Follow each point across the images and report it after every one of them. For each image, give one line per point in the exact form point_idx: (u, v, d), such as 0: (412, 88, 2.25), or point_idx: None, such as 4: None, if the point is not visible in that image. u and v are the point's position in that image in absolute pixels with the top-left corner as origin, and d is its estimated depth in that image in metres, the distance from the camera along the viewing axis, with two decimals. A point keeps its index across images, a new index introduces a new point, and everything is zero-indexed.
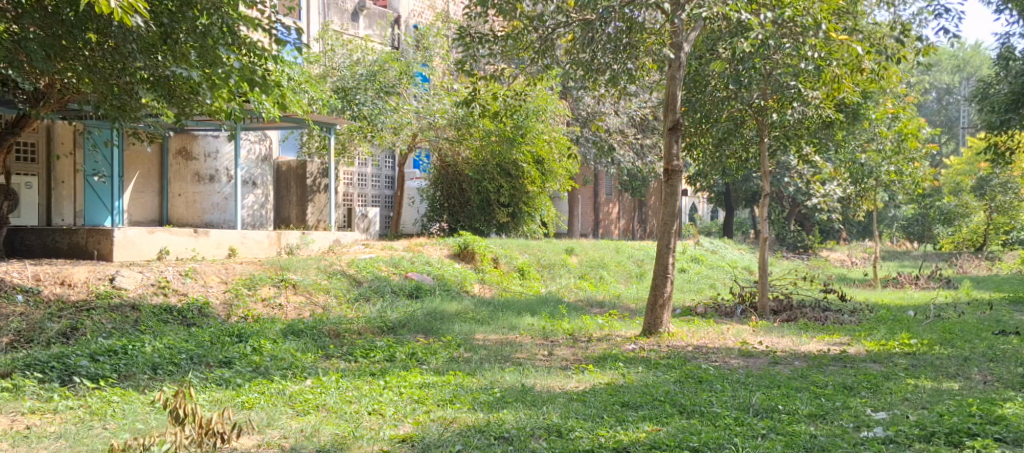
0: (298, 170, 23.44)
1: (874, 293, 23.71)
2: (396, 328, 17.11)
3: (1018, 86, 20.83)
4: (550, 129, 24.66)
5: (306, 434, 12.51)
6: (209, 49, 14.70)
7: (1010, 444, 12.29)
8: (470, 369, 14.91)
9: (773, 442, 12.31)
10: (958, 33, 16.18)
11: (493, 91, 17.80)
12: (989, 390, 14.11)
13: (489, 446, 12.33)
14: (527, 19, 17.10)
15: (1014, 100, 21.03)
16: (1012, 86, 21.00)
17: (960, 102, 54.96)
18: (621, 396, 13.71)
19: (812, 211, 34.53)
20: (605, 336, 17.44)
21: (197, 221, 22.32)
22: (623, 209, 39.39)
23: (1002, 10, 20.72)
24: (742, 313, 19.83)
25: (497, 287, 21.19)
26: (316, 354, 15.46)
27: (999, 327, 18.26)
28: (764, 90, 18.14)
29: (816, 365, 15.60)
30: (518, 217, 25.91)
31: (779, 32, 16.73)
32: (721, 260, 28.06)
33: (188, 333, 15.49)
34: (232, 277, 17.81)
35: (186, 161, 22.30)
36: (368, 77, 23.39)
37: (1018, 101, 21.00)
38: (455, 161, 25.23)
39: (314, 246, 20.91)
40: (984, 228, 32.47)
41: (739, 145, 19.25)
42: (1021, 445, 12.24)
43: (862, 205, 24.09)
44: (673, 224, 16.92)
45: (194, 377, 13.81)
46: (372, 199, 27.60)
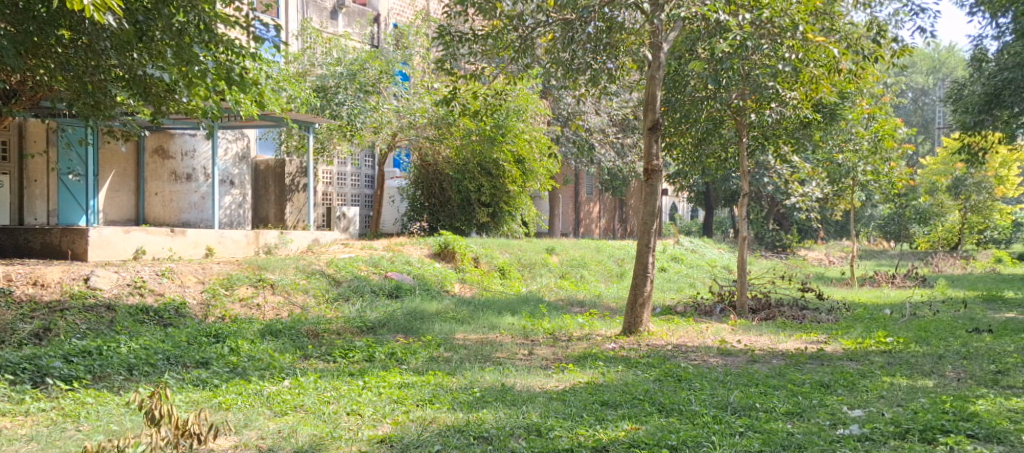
0: (277, 169, 23.35)
1: (851, 292, 23.80)
2: (375, 328, 17.09)
3: (991, 88, 20.86)
4: (531, 128, 24.61)
5: (283, 435, 12.48)
6: (186, 47, 14.53)
7: (982, 440, 12.39)
8: (449, 369, 14.87)
9: (750, 440, 12.35)
10: (933, 33, 16.27)
11: (473, 90, 17.78)
12: (962, 387, 14.20)
13: (468, 446, 12.33)
14: (507, 18, 17.07)
15: (987, 101, 21.07)
16: (986, 87, 21.00)
17: (936, 102, 55.36)
18: (601, 395, 13.71)
19: (790, 211, 34.65)
20: (584, 336, 17.42)
21: (174, 220, 22.26)
22: (603, 209, 39.44)
23: (975, 12, 21.00)
24: (721, 312, 19.85)
25: (478, 287, 21.19)
26: (294, 354, 15.42)
27: (974, 325, 18.34)
28: (743, 90, 18.18)
29: (794, 363, 15.64)
30: (498, 217, 25.98)
31: (756, 32, 16.82)
32: (701, 259, 28.11)
33: (165, 333, 15.44)
34: (209, 276, 17.72)
35: (163, 159, 22.16)
36: (348, 76, 23.40)
37: (992, 102, 21.03)
38: (435, 159, 24.96)
39: (293, 246, 20.81)
40: (960, 228, 32.64)
41: (718, 144, 19.28)
42: (993, 442, 12.34)
43: (839, 204, 24.17)
44: (653, 224, 16.92)
45: (170, 378, 13.75)
46: (351, 198, 27.57)
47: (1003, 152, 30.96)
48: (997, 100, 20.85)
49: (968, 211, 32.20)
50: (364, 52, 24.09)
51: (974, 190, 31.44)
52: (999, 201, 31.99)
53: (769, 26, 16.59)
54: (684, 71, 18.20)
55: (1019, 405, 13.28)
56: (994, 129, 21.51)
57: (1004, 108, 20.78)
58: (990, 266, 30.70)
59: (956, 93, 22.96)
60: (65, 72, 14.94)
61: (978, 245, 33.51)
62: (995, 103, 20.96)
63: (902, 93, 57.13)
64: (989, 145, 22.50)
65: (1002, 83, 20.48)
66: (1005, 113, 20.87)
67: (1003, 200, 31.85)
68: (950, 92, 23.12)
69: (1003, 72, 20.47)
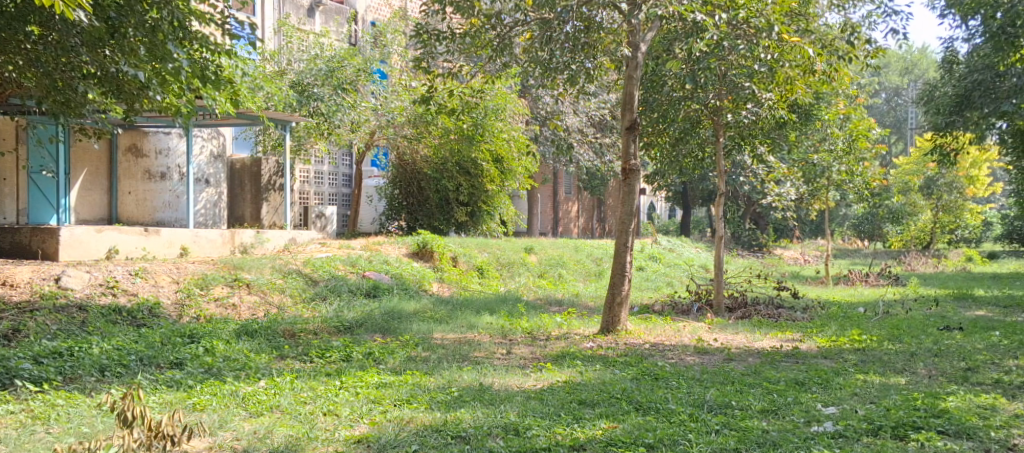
0: (252, 166, 23.21)
1: (825, 290, 23.84)
2: (353, 327, 16.99)
3: (962, 88, 20.96)
4: (510, 127, 24.58)
5: (259, 435, 12.39)
6: (159, 44, 14.39)
7: (953, 436, 12.45)
8: (427, 369, 14.79)
9: (726, 438, 12.33)
10: (906, 35, 16.43)
11: (451, 89, 17.67)
12: (934, 384, 14.24)
13: (446, 445, 12.26)
14: (485, 17, 16.99)
15: (958, 103, 21.25)
16: (958, 88, 21.09)
17: (908, 103, 56.08)
18: (578, 394, 13.65)
19: (766, 210, 34.74)
20: (563, 335, 17.39)
21: (149, 219, 22.04)
22: (582, 208, 39.46)
23: (945, 15, 21.22)
24: (698, 311, 19.80)
25: (456, 286, 21.12)
26: (270, 354, 15.33)
27: (945, 323, 18.42)
28: (720, 90, 18.19)
29: (769, 361, 15.62)
30: (476, 216, 25.80)
31: (733, 33, 16.85)
32: (679, 258, 28.11)
33: (139, 333, 15.30)
34: (184, 276, 17.55)
35: (137, 157, 21.92)
36: (326, 73, 23.38)
37: (962, 104, 21.13)
38: (414, 159, 24.88)
39: (269, 245, 20.67)
40: (933, 227, 32.77)
41: (696, 144, 19.19)
42: (963, 438, 12.40)
43: (815, 204, 24.20)
44: (631, 224, 16.86)
45: (143, 379, 13.62)
46: (329, 197, 27.43)
47: (974, 152, 31.22)
48: (968, 102, 20.88)
49: (939, 211, 32.26)
50: (342, 49, 23.99)
51: (945, 190, 31.59)
52: (970, 201, 32.18)
53: (745, 25, 16.67)
54: (662, 71, 18.14)
55: (989, 401, 13.34)
56: (964, 130, 21.62)
57: (974, 109, 20.76)
58: (962, 265, 30.87)
59: (927, 95, 23.08)
60: (34, 68, 14.77)
61: (949, 245, 33.67)
62: (966, 104, 21.15)
63: (876, 93, 57.70)
64: (960, 146, 22.57)
65: (972, 84, 20.70)
66: (975, 114, 20.82)
67: (974, 200, 32.05)
68: (923, 94, 23.24)
69: (973, 74, 20.83)
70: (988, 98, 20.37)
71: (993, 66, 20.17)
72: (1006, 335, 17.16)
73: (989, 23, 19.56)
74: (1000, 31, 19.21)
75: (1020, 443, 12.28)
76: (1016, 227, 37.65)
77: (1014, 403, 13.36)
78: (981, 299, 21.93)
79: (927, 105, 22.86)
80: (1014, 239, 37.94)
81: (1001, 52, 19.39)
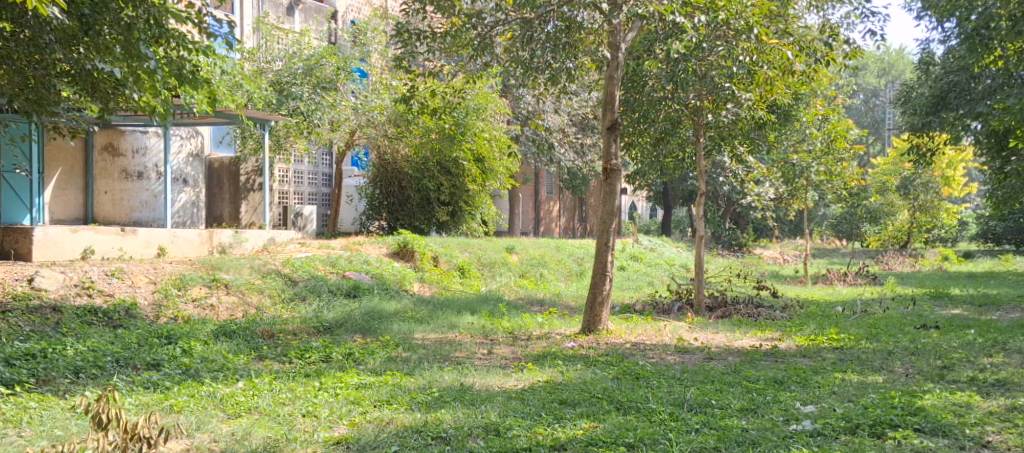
0: (232, 165, 23.18)
1: (805, 289, 23.80)
2: (333, 328, 16.87)
3: (937, 90, 21.25)
4: (491, 127, 24.47)
5: (236, 437, 12.28)
6: (134, 43, 14.18)
7: (929, 434, 12.42)
8: (408, 369, 14.70)
9: (705, 437, 12.27)
10: (883, 36, 16.60)
11: (432, 88, 17.56)
12: (910, 382, 14.22)
13: (426, 446, 12.17)
14: (465, 16, 16.81)
15: (935, 104, 21.36)
16: (933, 90, 21.34)
17: (886, 104, 56.44)
18: (560, 394, 13.57)
19: (746, 210, 34.78)
20: (545, 334, 17.32)
21: (125, 219, 21.67)
22: (564, 207, 39.43)
23: (922, 16, 21.30)
24: (679, 310, 19.75)
25: (437, 286, 21.02)
26: (249, 355, 15.21)
27: (922, 322, 18.43)
28: (700, 91, 18.14)
29: (748, 360, 15.59)
30: (457, 216, 25.63)
31: (713, 34, 16.80)
32: (660, 258, 28.08)
33: (115, 334, 15.14)
34: (161, 276, 17.40)
35: (113, 156, 21.59)
36: (305, 72, 23.32)
37: (938, 105, 21.35)
38: (395, 158, 24.76)
39: (247, 245, 20.47)
40: (910, 226, 32.83)
41: (676, 144, 19.15)
42: (939, 435, 12.38)
43: (794, 204, 24.21)
44: (612, 223, 16.81)
45: (119, 381, 13.50)
46: (309, 196, 27.27)
47: (951, 152, 31.19)
48: (943, 103, 21.17)
49: (916, 211, 32.32)
50: (321, 48, 23.91)
51: (921, 190, 31.66)
52: (946, 201, 32.26)
53: (724, 28, 16.73)
54: (642, 71, 18.06)
55: (964, 399, 13.33)
56: (941, 131, 21.65)
57: (950, 111, 21.03)
58: (939, 265, 30.91)
59: (905, 96, 23.13)
60: (4, 66, 14.53)
61: (926, 245, 33.75)
62: (941, 105, 21.25)
63: (853, 94, 58.04)
64: (937, 146, 22.61)
65: (947, 86, 21.09)
66: (951, 115, 21.04)
67: (949, 200, 32.15)
68: (900, 95, 23.27)
69: (949, 75, 21.12)
70: (962, 99, 20.73)
71: (968, 68, 20.54)
72: (981, 334, 17.15)
73: (964, 25, 19.61)
74: (976, 33, 19.08)
75: (995, 440, 12.27)
76: (991, 226, 37.80)
77: (990, 400, 13.35)
78: (957, 298, 21.95)
79: (905, 106, 22.89)
80: (989, 238, 38.10)
81: (975, 54, 19.25)
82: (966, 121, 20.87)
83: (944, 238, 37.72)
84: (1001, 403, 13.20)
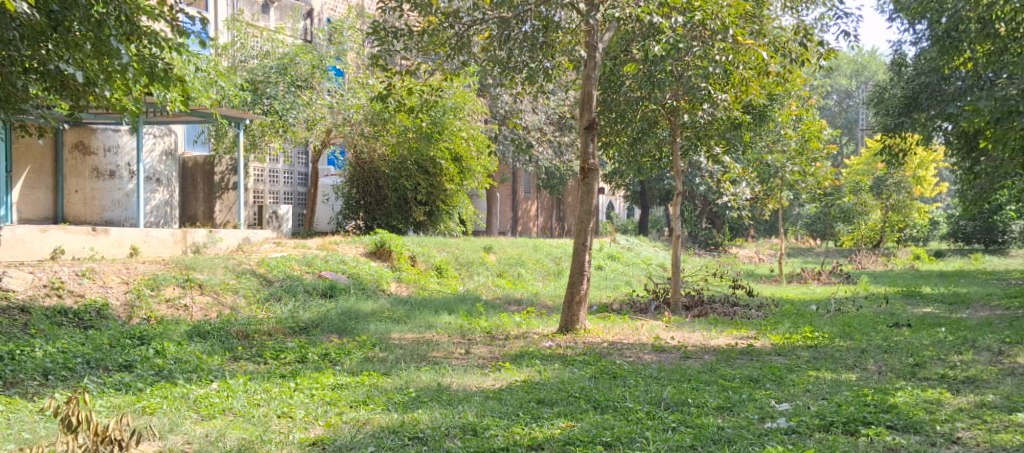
0: (205, 165, 22.84)
1: (780, 288, 23.81)
2: (309, 328, 16.74)
3: (909, 91, 21.31)
4: (469, 126, 24.37)
5: (211, 439, 12.13)
6: (105, 40, 13.99)
7: (901, 431, 12.38)
8: (384, 369, 14.58)
9: (682, 435, 12.19)
10: (856, 37, 16.78)
11: (409, 87, 17.43)
12: (883, 380, 14.18)
13: (403, 446, 12.05)
14: (443, 15, 16.76)
15: (906, 105, 21.44)
16: (905, 91, 21.42)
17: (859, 104, 56.73)
18: (537, 393, 13.48)
19: (722, 209, 34.81)
20: (522, 334, 17.24)
21: (96, 219, 21.22)
22: (542, 206, 39.38)
23: (894, 18, 21.41)
24: (656, 309, 19.68)
25: (414, 286, 20.87)
26: (223, 356, 15.04)
27: (894, 320, 18.43)
28: (677, 91, 18.06)
29: (724, 358, 15.52)
30: (435, 216, 25.46)
31: (689, 35, 16.72)
32: (636, 257, 28.04)
33: (85, 335, 14.94)
34: (134, 276, 17.21)
35: (84, 155, 21.16)
36: (278, 71, 23.23)
37: (910, 106, 21.39)
38: (371, 157, 24.43)
39: (221, 245, 20.24)
40: (882, 226, 32.93)
41: (653, 144, 19.07)
42: (911, 432, 12.34)
43: (769, 203, 24.22)
44: (590, 223, 16.72)
45: (90, 383, 13.32)
46: (284, 195, 27.09)
47: (922, 152, 31.27)
48: (915, 104, 21.22)
49: (889, 211, 32.40)
50: (296, 45, 23.89)
51: (893, 190, 31.75)
52: (917, 200, 32.38)
53: (700, 28, 16.63)
54: (619, 72, 17.97)
55: (936, 396, 13.30)
56: (914, 131, 21.70)
57: (920, 111, 21.03)
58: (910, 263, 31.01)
59: (877, 97, 23.18)
60: None
61: (898, 244, 33.85)
62: (913, 106, 21.34)
63: (826, 94, 58.36)
64: (909, 146, 22.64)
65: (919, 87, 21.11)
66: (921, 116, 21.05)
67: (921, 200, 32.26)
68: (872, 96, 23.27)
69: (920, 77, 21.11)
70: (933, 101, 20.73)
71: (938, 69, 20.55)
72: (952, 331, 17.15)
73: (935, 27, 19.73)
74: (946, 35, 19.38)
75: (964, 436, 12.23)
76: (961, 226, 37.98)
77: (960, 397, 13.33)
78: (929, 296, 22.01)
79: (877, 107, 22.87)
80: (959, 237, 38.27)
81: (946, 56, 19.50)
82: (936, 122, 20.78)
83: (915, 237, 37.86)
84: (971, 400, 13.18)
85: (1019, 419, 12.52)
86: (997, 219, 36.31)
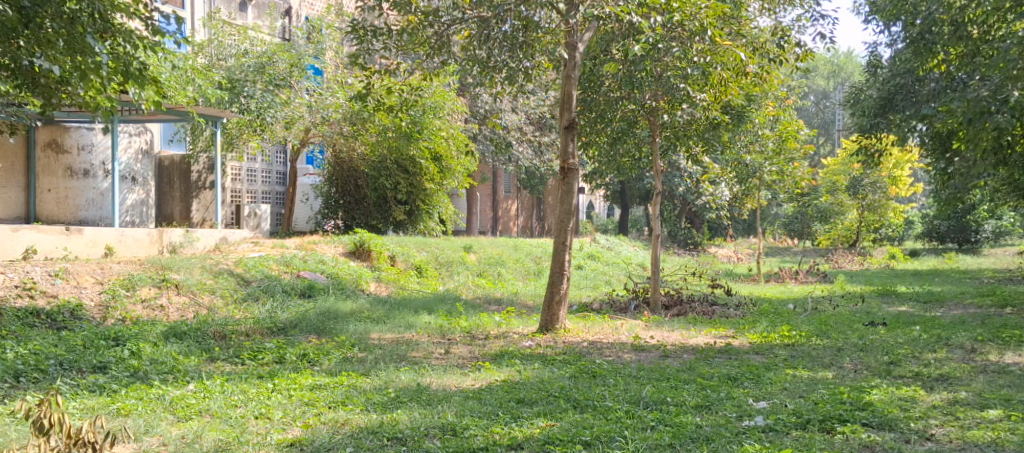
0: (182, 163, 22.64)
1: (757, 287, 23.80)
2: (286, 328, 16.61)
3: (884, 92, 21.28)
4: (449, 125, 24.25)
5: (187, 441, 11.99)
6: (78, 37, 13.81)
7: (876, 428, 12.34)
8: (364, 369, 14.46)
9: (661, 434, 12.11)
10: (833, 38, 16.77)
11: (389, 85, 17.32)
12: (859, 378, 14.15)
13: (382, 447, 11.94)
14: (423, 14, 16.67)
15: (882, 106, 21.44)
16: (880, 91, 21.44)
17: (835, 105, 56.96)
18: (516, 393, 13.38)
19: (700, 209, 34.81)
20: (502, 333, 17.14)
21: (69, 218, 20.81)
22: (522, 206, 39.31)
23: (870, 20, 21.44)
24: (635, 309, 19.62)
25: (393, 286, 20.74)
26: (200, 357, 14.87)
27: (870, 318, 18.43)
28: (656, 92, 17.96)
29: (703, 357, 15.45)
30: (415, 214, 25.29)
31: (668, 35, 16.66)
32: (616, 256, 27.96)
33: (59, 337, 14.76)
34: (109, 277, 17.05)
35: (56, 154, 20.78)
36: (256, 69, 23.14)
37: (885, 107, 21.42)
38: (350, 156, 24.45)
39: (198, 245, 20.07)
40: (858, 226, 32.98)
41: (632, 144, 19.01)
42: (886, 429, 12.30)
43: (747, 203, 24.17)
44: (570, 223, 16.64)
45: (63, 385, 13.16)
46: (262, 195, 26.90)
47: (897, 152, 31.33)
48: (890, 105, 21.24)
49: (865, 210, 32.47)
50: (274, 44, 23.72)
51: (869, 190, 31.80)
52: (893, 200, 32.44)
53: (679, 28, 16.53)
54: (599, 71, 17.89)
55: (910, 394, 13.27)
56: (890, 132, 21.71)
57: (896, 112, 21.09)
58: (885, 262, 31.02)
59: (854, 98, 23.19)
60: None
61: (874, 243, 33.87)
62: (888, 108, 21.35)
63: (803, 95, 58.61)
64: (885, 147, 22.56)
65: (894, 89, 21.13)
66: (897, 117, 21.09)
67: (896, 200, 32.30)
68: (849, 97, 23.29)
69: (895, 78, 21.16)
70: (909, 101, 20.73)
71: (913, 71, 20.58)
72: (926, 330, 17.13)
73: (910, 29, 19.77)
74: (920, 36, 19.53)
75: (938, 433, 12.20)
76: (935, 225, 38.07)
77: (933, 395, 13.30)
78: (904, 295, 22.00)
79: (854, 108, 22.84)
80: (933, 237, 38.35)
81: (920, 57, 19.45)
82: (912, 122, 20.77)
83: (890, 238, 37.91)
84: (945, 397, 13.15)
85: (991, 415, 12.52)
86: (971, 218, 36.41)
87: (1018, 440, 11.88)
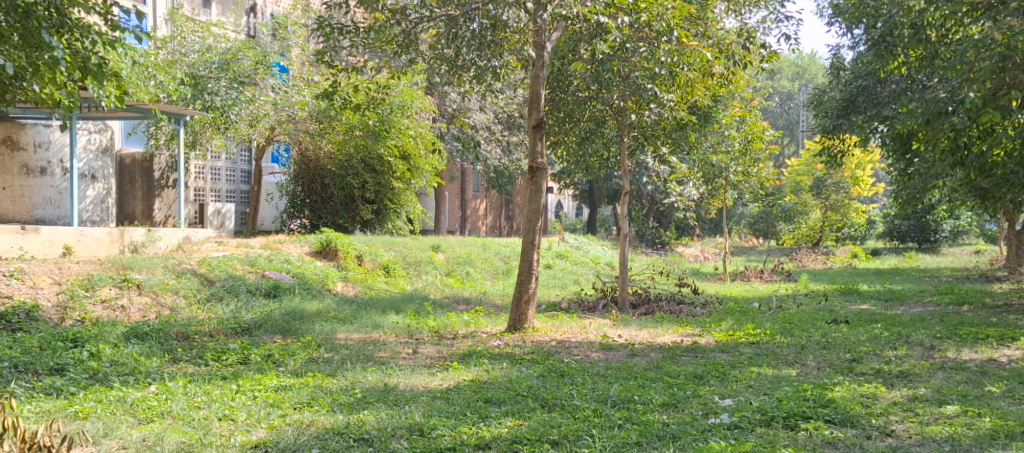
0: (144, 163, 22.19)
1: (724, 286, 23.61)
2: (251, 328, 16.35)
3: (848, 93, 21.39)
4: (417, 124, 23.95)
5: (148, 443, 11.74)
6: (33, 31, 13.49)
7: (839, 425, 12.23)
8: (330, 370, 14.24)
9: (628, 432, 11.96)
10: (798, 40, 16.67)
11: (355, 85, 17.05)
12: (823, 375, 14.05)
13: (347, 448, 11.73)
14: (389, 12, 16.36)
15: (845, 106, 21.45)
16: (844, 93, 21.45)
17: (799, 106, 57.25)
18: (484, 393, 13.19)
19: (667, 209, 34.72)
20: (470, 333, 16.94)
21: (25, 217, 20.38)
22: (490, 205, 39.12)
23: (832, 22, 21.44)
24: (603, 308, 19.49)
25: (360, 286, 20.50)
26: (162, 358, 14.60)
27: (834, 317, 18.33)
28: (623, 92, 17.82)
29: (670, 356, 15.33)
30: (382, 214, 24.94)
31: (635, 35, 16.72)
32: (584, 256, 27.76)
33: (15, 339, 14.42)
34: (67, 277, 16.76)
35: (11, 152, 20.31)
36: (220, 66, 22.76)
37: (848, 108, 21.41)
38: (316, 155, 24.23)
39: (160, 244, 19.79)
40: (822, 226, 33.00)
41: (601, 144, 18.75)
42: (848, 426, 12.19)
43: (713, 203, 24.09)
44: (538, 222, 16.48)
45: (18, 387, 12.87)
46: (226, 193, 26.61)
47: (859, 153, 31.54)
48: (853, 106, 21.24)
49: (828, 210, 32.54)
50: (238, 42, 23.49)
51: (832, 190, 31.93)
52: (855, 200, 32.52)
53: (646, 29, 16.54)
54: (567, 71, 17.73)
55: (871, 391, 13.18)
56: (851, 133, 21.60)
57: (859, 113, 21.01)
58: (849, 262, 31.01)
59: (817, 99, 23.19)
60: None
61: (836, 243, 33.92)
62: (851, 108, 21.33)
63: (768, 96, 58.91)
64: (847, 148, 22.40)
65: (856, 90, 21.24)
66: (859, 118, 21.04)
67: (859, 200, 32.38)
68: (813, 98, 23.27)
69: (857, 80, 21.27)
70: (870, 103, 20.76)
71: (875, 73, 20.68)
72: (888, 327, 17.08)
73: (871, 31, 19.77)
74: (882, 40, 19.32)
75: (898, 429, 12.11)
76: (896, 225, 38.25)
77: (894, 391, 13.21)
78: (866, 293, 22.01)
79: (818, 109, 22.84)
80: (894, 237, 38.47)
81: (881, 60, 19.38)
82: (873, 124, 20.79)
83: (850, 237, 38.00)
84: (905, 394, 13.07)
85: (949, 411, 12.44)
86: (930, 218, 36.56)
87: (974, 434, 11.83)
